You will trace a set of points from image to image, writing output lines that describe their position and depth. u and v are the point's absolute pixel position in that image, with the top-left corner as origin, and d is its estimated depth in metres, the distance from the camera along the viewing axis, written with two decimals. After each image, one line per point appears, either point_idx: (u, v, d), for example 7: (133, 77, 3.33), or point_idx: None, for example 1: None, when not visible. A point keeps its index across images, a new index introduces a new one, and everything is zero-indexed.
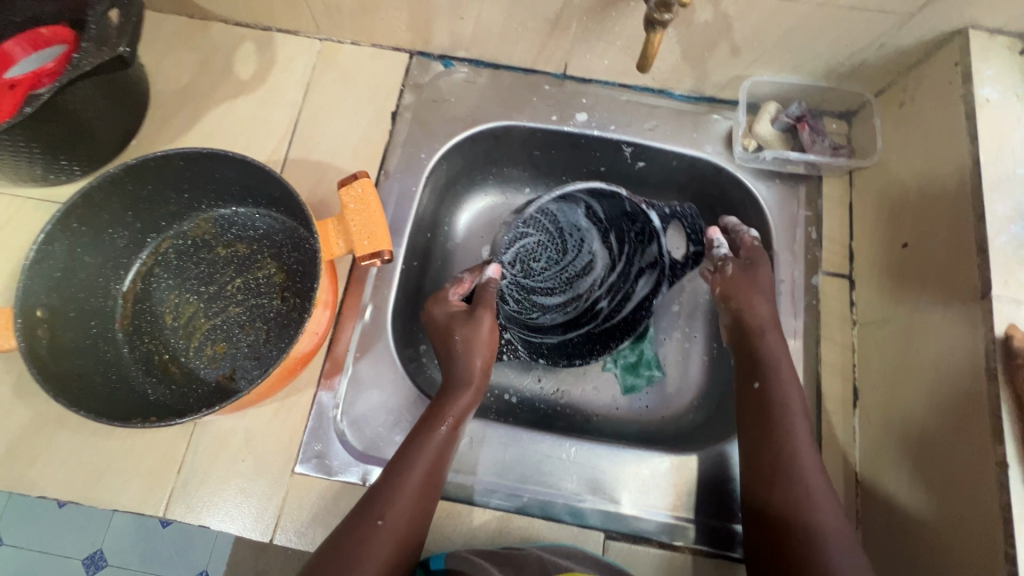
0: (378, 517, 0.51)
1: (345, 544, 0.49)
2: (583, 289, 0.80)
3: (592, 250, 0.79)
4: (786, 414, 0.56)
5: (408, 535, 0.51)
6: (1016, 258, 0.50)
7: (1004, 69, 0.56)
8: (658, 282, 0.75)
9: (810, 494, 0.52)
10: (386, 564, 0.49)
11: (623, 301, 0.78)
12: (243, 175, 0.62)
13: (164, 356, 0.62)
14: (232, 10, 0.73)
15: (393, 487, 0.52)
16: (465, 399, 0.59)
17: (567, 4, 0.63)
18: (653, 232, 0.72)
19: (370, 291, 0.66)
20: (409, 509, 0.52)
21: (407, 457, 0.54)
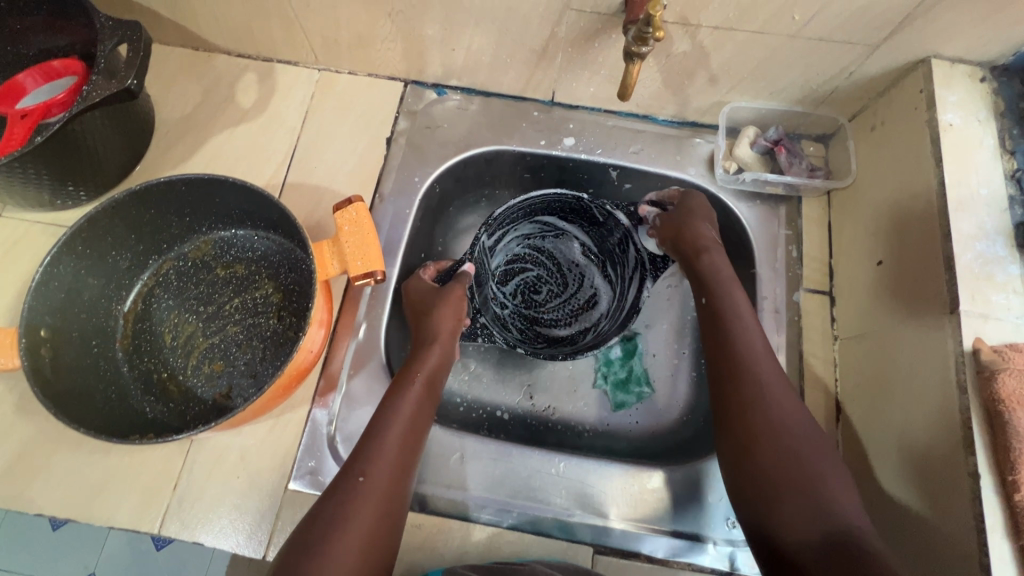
0: (360, 474, 0.52)
1: (332, 502, 0.50)
2: (590, 321, 0.81)
3: (594, 284, 0.83)
4: (755, 362, 0.59)
5: (395, 483, 0.53)
6: (981, 274, 0.52)
7: (966, 96, 0.59)
8: (642, 282, 0.73)
9: (790, 438, 0.54)
10: (377, 513, 0.50)
11: (621, 314, 0.76)
12: (243, 199, 0.64)
13: (162, 375, 0.64)
14: (235, 43, 0.77)
15: (371, 447, 0.54)
16: (435, 353, 0.63)
17: (553, 36, 0.66)
18: (626, 233, 0.74)
19: (364, 310, 0.68)
20: (390, 464, 0.53)
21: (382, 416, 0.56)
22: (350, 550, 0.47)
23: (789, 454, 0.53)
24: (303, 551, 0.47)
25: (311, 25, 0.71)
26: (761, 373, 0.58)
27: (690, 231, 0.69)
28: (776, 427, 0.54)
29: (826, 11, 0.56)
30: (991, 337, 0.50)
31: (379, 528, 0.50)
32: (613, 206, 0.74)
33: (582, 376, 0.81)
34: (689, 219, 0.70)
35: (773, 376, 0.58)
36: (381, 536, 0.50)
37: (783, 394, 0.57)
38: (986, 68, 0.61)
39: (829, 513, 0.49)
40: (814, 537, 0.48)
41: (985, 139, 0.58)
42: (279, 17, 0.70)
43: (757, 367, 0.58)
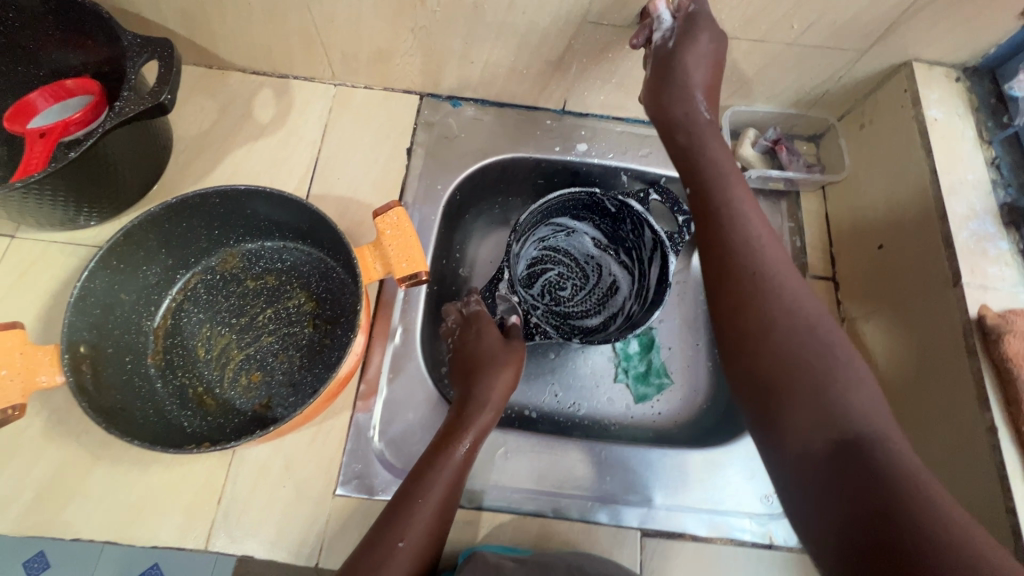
0: (396, 541, 0.53)
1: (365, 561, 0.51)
2: (615, 305, 0.89)
3: (611, 272, 0.90)
4: (756, 245, 0.54)
5: (425, 552, 0.54)
6: (976, 250, 0.58)
7: (945, 94, 0.66)
8: (662, 260, 0.80)
9: (799, 326, 0.49)
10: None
11: (647, 293, 0.83)
12: (276, 210, 0.65)
13: (198, 389, 0.63)
14: (253, 61, 0.78)
15: (410, 510, 0.54)
16: (483, 414, 0.62)
17: (570, 48, 0.70)
18: (638, 220, 0.81)
19: (398, 314, 0.69)
20: (427, 529, 0.54)
21: (425, 477, 0.56)
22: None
23: (795, 342, 0.48)
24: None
25: (332, 41, 0.73)
26: (763, 254, 0.53)
27: (674, 104, 0.62)
28: (784, 315, 0.49)
29: (822, 21, 0.62)
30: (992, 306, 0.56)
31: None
32: (624, 197, 0.80)
33: (603, 372, 0.84)
34: (678, 89, 0.61)
35: (778, 257, 0.53)
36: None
37: (787, 274, 0.52)
38: (959, 69, 0.68)
39: (840, 415, 0.44)
40: (823, 445, 0.43)
41: (966, 131, 0.64)
42: (301, 34, 0.72)
43: (754, 251, 0.53)
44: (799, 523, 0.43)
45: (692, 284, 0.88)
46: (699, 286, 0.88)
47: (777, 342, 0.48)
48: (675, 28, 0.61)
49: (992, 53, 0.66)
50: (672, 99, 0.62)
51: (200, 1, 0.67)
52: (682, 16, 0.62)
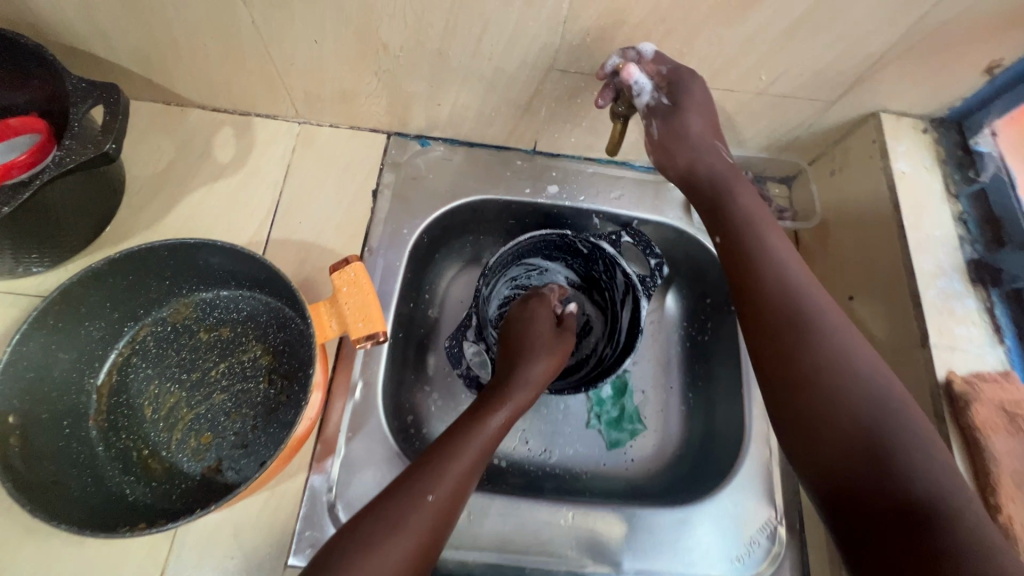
0: (426, 493, 0.50)
1: (389, 512, 0.48)
2: (588, 346, 0.86)
3: (585, 311, 0.88)
4: (803, 297, 0.53)
5: (449, 518, 0.50)
6: (944, 309, 0.57)
7: (912, 146, 0.66)
8: (634, 304, 0.78)
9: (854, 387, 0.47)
10: (422, 544, 0.48)
11: (618, 337, 0.82)
12: (229, 261, 0.62)
13: (143, 452, 0.60)
14: (213, 98, 0.75)
15: (442, 465, 0.52)
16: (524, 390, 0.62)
17: (538, 93, 0.69)
18: (611, 263, 0.79)
19: (359, 368, 0.66)
20: (454, 483, 0.52)
21: (458, 438, 0.55)
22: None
23: (847, 398, 0.47)
24: (345, 562, 0.45)
25: (294, 82, 0.70)
26: (809, 306, 0.52)
27: (700, 163, 0.64)
28: (833, 373, 0.48)
29: (790, 73, 0.62)
30: (959, 367, 0.55)
31: (415, 562, 0.47)
32: (596, 239, 0.78)
33: (575, 417, 0.82)
34: (696, 148, 0.64)
35: (828, 308, 0.51)
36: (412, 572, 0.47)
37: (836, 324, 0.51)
38: (926, 120, 0.68)
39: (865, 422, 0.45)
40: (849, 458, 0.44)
41: (933, 184, 0.64)
42: (261, 74, 0.69)
43: (798, 301, 0.52)
44: (859, 571, 0.41)
45: (667, 325, 0.87)
46: (673, 327, 0.87)
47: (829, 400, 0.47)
48: (659, 90, 0.63)
49: (958, 106, 0.66)
50: (692, 158, 0.64)
51: (153, 39, 0.65)
52: (659, 79, 0.62)
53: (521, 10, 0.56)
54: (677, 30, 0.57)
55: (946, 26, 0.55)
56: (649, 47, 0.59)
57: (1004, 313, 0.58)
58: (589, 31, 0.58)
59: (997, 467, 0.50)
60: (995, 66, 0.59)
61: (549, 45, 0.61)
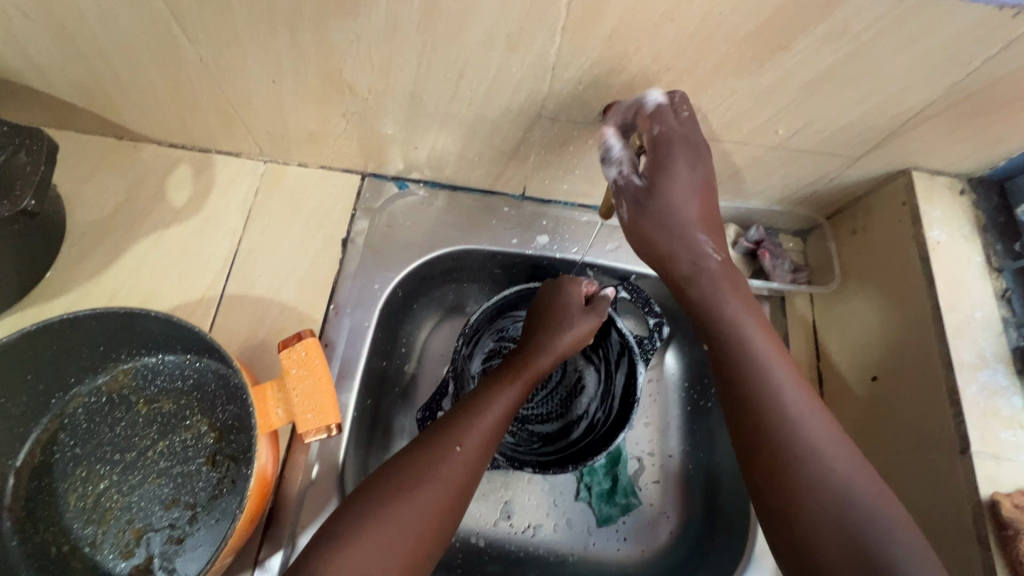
0: (456, 443, 0.48)
1: (421, 459, 0.47)
2: (581, 409, 0.76)
3: (577, 366, 0.79)
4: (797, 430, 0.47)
5: (478, 472, 0.48)
6: (987, 409, 0.50)
7: (948, 212, 0.58)
8: (630, 368, 0.70)
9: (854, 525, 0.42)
10: (455, 492, 0.46)
11: (612, 401, 0.73)
12: (168, 330, 0.54)
13: (63, 547, 0.53)
14: (166, 134, 0.68)
15: (471, 416, 0.50)
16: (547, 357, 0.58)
17: (526, 139, 0.61)
18: (607, 321, 0.72)
19: (317, 448, 0.59)
20: (486, 437, 0.50)
21: (489, 390, 0.53)
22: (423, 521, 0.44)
23: (846, 534, 0.42)
24: (379, 504, 0.44)
25: (254, 120, 0.63)
26: (804, 435, 0.46)
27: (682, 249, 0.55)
28: (832, 507, 0.43)
29: (811, 127, 0.54)
30: (1004, 484, 0.48)
31: (448, 508, 0.46)
32: None
33: (564, 488, 0.74)
34: (674, 232, 0.55)
35: (810, 423, 0.47)
36: (445, 522, 0.46)
37: (829, 450, 0.46)
38: (963, 179, 0.61)
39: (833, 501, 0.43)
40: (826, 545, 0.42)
41: (972, 256, 0.57)
42: (217, 111, 0.62)
43: (782, 413, 0.47)
44: None
45: (667, 385, 0.79)
46: (674, 388, 0.79)
47: (828, 540, 0.42)
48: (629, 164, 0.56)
49: (1000, 166, 0.58)
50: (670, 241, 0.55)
51: (92, 74, 0.57)
52: (644, 140, 0.53)
53: (504, 55, 0.49)
54: (683, 80, 0.50)
55: (998, 83, 0.47)
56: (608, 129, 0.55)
57: None
58: (581, 79, 0.51)
59: None
60: None
61: (537, 91, 0.53)
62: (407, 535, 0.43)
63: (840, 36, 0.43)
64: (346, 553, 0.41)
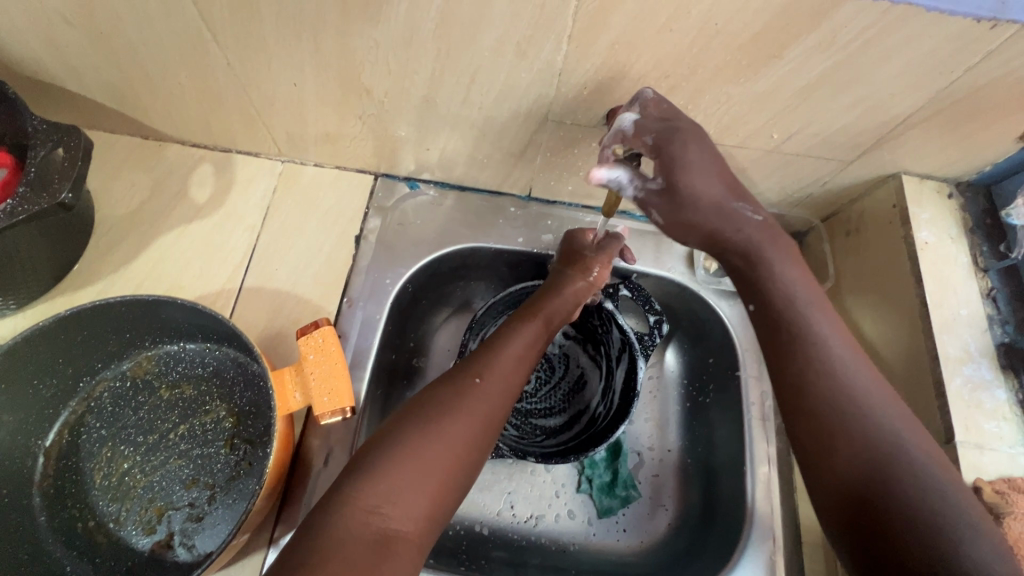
0: (475, 375, 0.52)
1: (444, 394, 0.50)
2: (583, 403, 0.79)
3: (580, 363, 0.81)
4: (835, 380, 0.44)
5: (500, 403, 0.51)
6: (971, 401, 0.53)
7: (936, 214, 0.61)
8: (631, 363, 0.72)
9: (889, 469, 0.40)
10: (480, 420, 0.49)
11: (613, 396, 0.75)
12: (192, 317, 0.57)
13: (89, 524, 0.56)
14: (189, 134, 0.71)
15: (488, 356, 0.54)
16: (569, 297, 0.64)
17: (533, 142, 0.64)
18: (609, 318, 0.75)
19: (331, 433, 0.61)
20: (505, 375, 0.53)
21: (503, 337, 0.57)
22: (452, 443, 0.47)
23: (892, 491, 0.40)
24: (409, 433, 0.46)
25: (275, 122, 0.66)
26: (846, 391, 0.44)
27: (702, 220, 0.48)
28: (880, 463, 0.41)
29: (804, 132, 0.57)
30: (988, 472, 0.50)
31: (477, 433, 0.48)
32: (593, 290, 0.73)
33: (566, 480, 0.76)
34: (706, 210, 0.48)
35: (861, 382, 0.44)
36: (473, 448, 0.48)
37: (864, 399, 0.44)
38: (952, 183, 0.63)
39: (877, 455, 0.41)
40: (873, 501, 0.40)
41: (959, 257, 0.60)
42: (239, 113, 0.65)
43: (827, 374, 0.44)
44: None
45: (666, 382, 0.81)
46: (674, 384, 0.81)
47: (849, 474, 0.42)
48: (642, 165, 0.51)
49: (986, 171, 0.61)
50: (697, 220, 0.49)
51: (124, 76, 0.61)
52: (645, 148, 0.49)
53: (514, 61, 0.52)
54: (682, 87, 0.53)
55: (979, 91, 0.50)
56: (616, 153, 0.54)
57: None
58: (586, 84, 0.54)
59: None
60: None
61: (544, 96, 0.56)
62: (439, 458, 0.45)
63: (829, 45, 0.46)
64: (383, 472, 0.44)
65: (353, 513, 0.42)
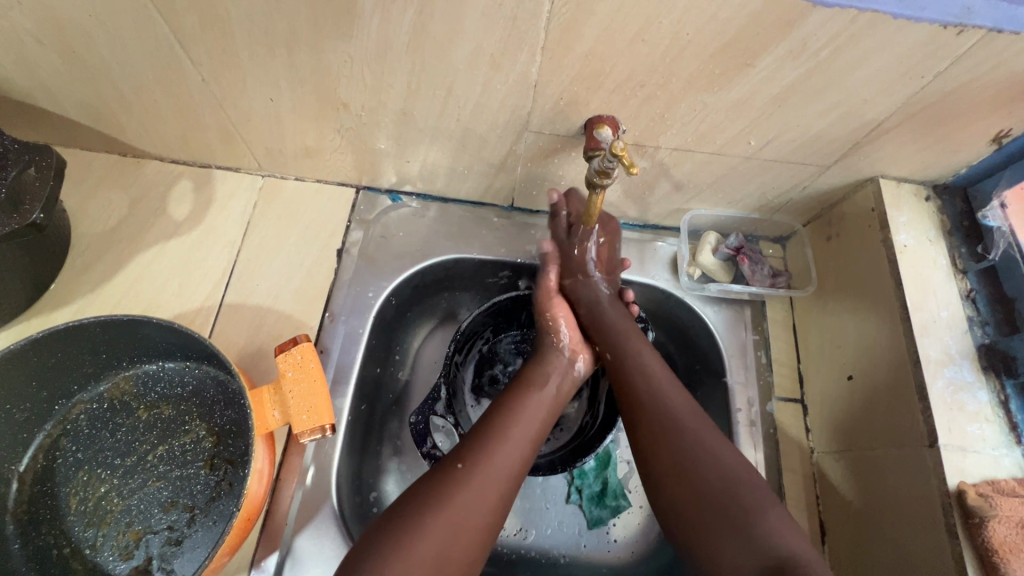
0: (458, 461, 0.51)
1: (428, 485, 0.50)
2: (569, 413, 0.78)
3: None
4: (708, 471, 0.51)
5: (489, 489, 0.50)
6: (953, 404, 0.53)
7: (914, 217, 0.61)
8: None
9: (721, 509, 0.49)
10: (467, 514, 0.48)
11: (598, 406, 0.76)
12: (170, 336, 0.56)
13: (64, 550, 0.55)
14: (168, 151, 0.70)
15: (480, 441, 0.53)
16: (552, 363, 0.63)
17: (512, 152, 0.64)
18: None
19: (312, 451, 0.61)
20: (495, 465, 0.51)
21: (504, 415, 0.56)
22: (439, 536, 0.46)
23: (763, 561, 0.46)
24: (394, 534, 0.46)
25: (253, 137, 0.66)
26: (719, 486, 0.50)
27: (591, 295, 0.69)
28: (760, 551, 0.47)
29: (781, 138, 0.57)
30: (970, 475, 0.50)
31: (461, 531, 0.47)
32: None
33: (554, 491, 0.75)
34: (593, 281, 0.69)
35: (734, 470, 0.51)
36: (464, 543, 0.47)
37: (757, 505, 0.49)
38: (929, 186, 0.64)
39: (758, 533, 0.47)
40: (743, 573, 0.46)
41: (938, 259, 0.60)
42: (217, 129, 0.65)
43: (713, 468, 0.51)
44: None
45: None
46: None
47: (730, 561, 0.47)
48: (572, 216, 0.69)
49: (962, 174, 0.62)
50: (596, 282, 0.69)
51: (98, 94, 0.60)
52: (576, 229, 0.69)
53: (488, 73, 0.52)
54: (658, 95, 0.53)
55: (952, 95, 0.50)
56: (605, 135, 0.55)
57: (1019, 407, 0.54)
58: (562, 95, 0.54)
59: None
60: (1003, 135, 0.55)
61: (521, 107, 0.56)
62: (424, 562, 0.45)
63: (800, 52, 0.46)
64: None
65: None
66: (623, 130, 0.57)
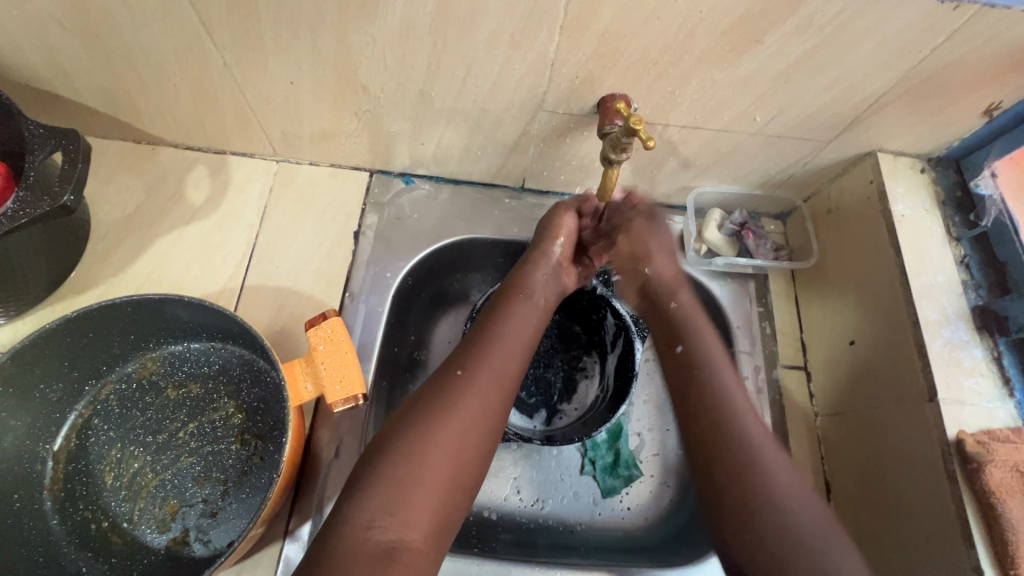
0: (458, 368, 0.54)
1: (431, 391, 0.52)
2: (582, 389, 0.81)
3: (575, 351, 0.82)
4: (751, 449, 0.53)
5: (491, 391, 0.53)
6: (951, 361, 0.56)
7: (910, 188, 0.65)
8: (626, 346, 0.74)
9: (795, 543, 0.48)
10: (474, 414, 0.51)
11: (608, 381, 0.78)
12: (199, 314, 0.58)
13: (102, 525, 0.56)
14: (183, 136, 0.71)
15: (475, 350, 0.55)
16: (544, 273, 0.65)
17: (526, 132, 0.66)
18: (602, 303, 0.76)
19: (339, 425, 0.62)
20: (488, 367, 0.54)
21: (494, 322, 0.59)
22: (450, 436, 0.49)
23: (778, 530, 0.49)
24: (404, 437, 0.49)
25: (271, 121, 0.67)
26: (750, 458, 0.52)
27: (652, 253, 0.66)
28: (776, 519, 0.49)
29: (785, 114, 0.60)
30: (969, 425, 0.54)
31: (468, 429, 0.50)
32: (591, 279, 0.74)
33: (569, 463, 0.78)
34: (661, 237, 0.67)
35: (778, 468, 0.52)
36: (473, 440, 0.50)
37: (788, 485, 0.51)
38: (923, 159, 0.67)
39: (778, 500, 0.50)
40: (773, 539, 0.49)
41: (933, 227, 0.64)
42: (235, 113, 0.66)
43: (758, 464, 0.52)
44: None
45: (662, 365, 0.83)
46: None
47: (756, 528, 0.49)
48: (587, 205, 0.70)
49: (955, 146, 0.65)
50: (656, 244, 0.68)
51: (117, 79, 0.61)
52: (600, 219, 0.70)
53: (507, 53, 0.54)
54: (670, 73, 0.55)
55: (946, 69, 0.53)
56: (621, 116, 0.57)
57: (1012, 362, 0.58)
58: (578, 73, 0.56)
59: (1015, 537, 0.49)
60: (994, 108, 0.58)
61: (537, 87, 0.58)
62: (440, 460, 0.48)
63: (806, 28, 0.49)
64: (384, 487, 0.46)
65: (350, 531, 0.44)
66: (635, 108, 0.59)
